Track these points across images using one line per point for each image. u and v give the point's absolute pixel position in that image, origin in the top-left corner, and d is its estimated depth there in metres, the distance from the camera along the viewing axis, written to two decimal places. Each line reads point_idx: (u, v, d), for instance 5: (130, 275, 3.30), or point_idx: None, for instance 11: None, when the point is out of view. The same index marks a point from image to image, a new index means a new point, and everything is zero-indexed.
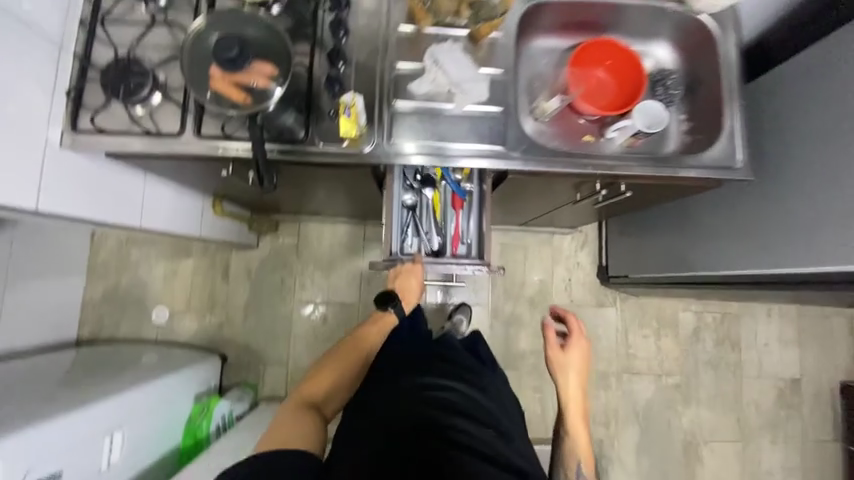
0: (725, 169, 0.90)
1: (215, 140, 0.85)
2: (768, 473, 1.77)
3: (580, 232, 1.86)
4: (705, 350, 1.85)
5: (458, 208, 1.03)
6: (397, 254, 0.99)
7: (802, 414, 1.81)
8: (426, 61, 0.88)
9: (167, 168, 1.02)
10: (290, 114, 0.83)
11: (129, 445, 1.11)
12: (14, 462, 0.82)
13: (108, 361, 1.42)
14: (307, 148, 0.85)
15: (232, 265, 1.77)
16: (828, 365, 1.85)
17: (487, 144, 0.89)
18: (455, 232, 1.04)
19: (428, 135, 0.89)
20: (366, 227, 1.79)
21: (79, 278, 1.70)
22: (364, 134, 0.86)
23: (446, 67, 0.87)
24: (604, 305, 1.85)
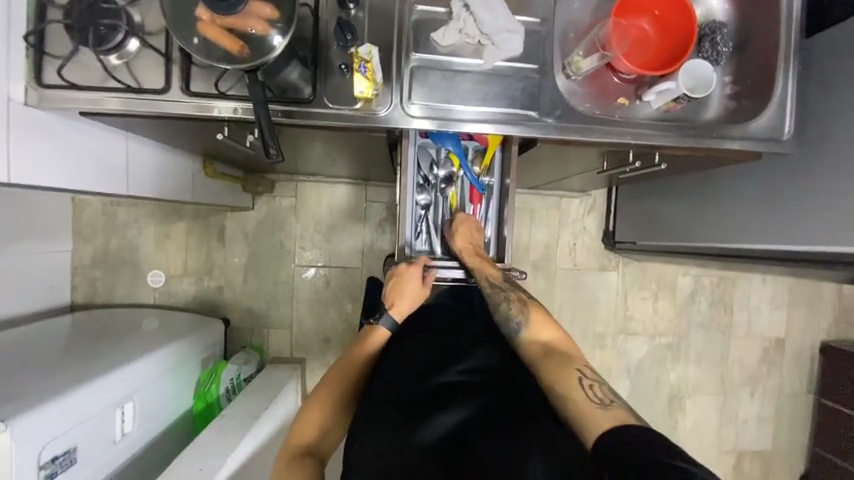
0: (770, 141, 0.87)
1: (207, 99, 0.74)
2: (742, 422, 1.92)
3: (589, 196, 1.81)
4: (699, 312, 1.90)
5: (477, 204, 1.03)
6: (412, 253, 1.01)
7: (780, 370, 1.93)
8: (454, 6, 0.75)
9: (150, 127, 0.90)
10: (294, 67, 0.72)
11: (140, 414, 1.12)
12: (27, 441, 0.81)
13: (107, 328, 1.39)
14: (312, 110, 0.75)
15: (227, 227, 1.68)
16: (812, 326, 1.94)
17: (510, 108, 0.80)
18: None
19: (446, 94, 0.78)
20: (367, 187, 1.70)
21: (64, 241, 1.61)
22: (379, 93, 0.76)
23: (477, 12, 0.74)
24: (606, 269, 1.85)
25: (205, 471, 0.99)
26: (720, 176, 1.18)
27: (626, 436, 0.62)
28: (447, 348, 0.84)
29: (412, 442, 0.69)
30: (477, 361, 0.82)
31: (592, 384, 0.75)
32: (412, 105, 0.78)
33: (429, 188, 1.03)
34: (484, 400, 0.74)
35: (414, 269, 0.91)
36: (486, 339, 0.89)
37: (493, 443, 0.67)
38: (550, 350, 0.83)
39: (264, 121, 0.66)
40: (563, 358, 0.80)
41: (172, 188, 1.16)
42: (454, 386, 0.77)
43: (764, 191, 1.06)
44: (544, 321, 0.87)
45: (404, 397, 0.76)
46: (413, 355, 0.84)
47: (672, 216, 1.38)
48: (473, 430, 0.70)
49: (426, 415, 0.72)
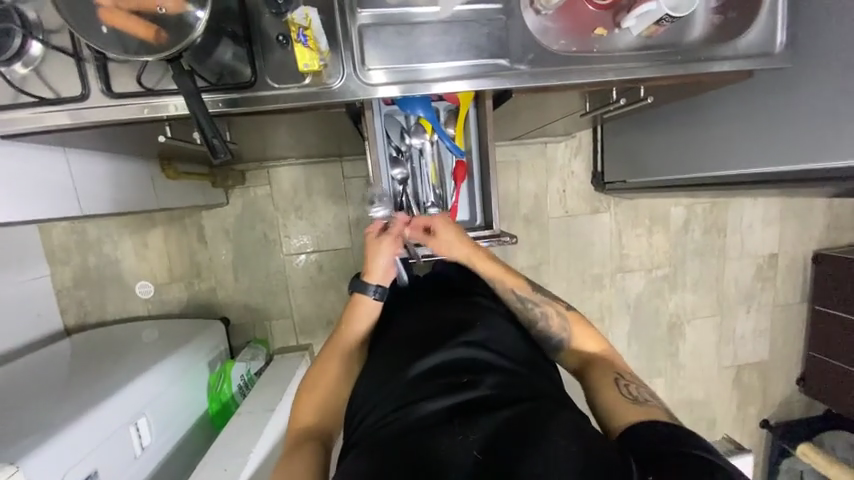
0: (761, 57, 0.81)
1: (136, 98, 0.65)
2: (740, 337, 2.01)
3: (574, 138, 1.75)
4: (693, 240, 1.90)
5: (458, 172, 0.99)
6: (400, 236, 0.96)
7: (774, 284, 1.98)
8: None
9: (87, 136, 0.81)
10: (225, 46, 0.64)
11: (155, 426, 1.12)
12: (45, 476, 0.81)
13: (106, 347, 1.37)
14: (258, 94, 0.66)
15: (206, 226, 1.62)
16: (803, 237, 1.96)
17: (477, 60, 0.72)
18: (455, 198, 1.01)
19: (403, 53, 0.70)
20: (343, 163, 1.62)
21: (39, 266, 1.55)
22: (328, 63, 0.68)
23: None
24: (598, 211, 1.82)
25: (230, 471, 1.01)
26: (708, 100, 1.12)
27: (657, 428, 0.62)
28: (448, 322, 0.79)
29: (408, 424, 0.63)
30: (481, 334, 0.76)
31: (631, 387, 0.76)
32: (369, 71, 0.69)
33: (405, 158, 0.97)
34: (491, 378, 0.69)
35: (370, 234, 0.92)
36: (493, 312, 0.84)
37: (504, 420, 0.61)
38: (595, 362, 0.85)
39: (201, 117, 0.57)
40: (605, 366, 0.83)
41: (132, 197, 1.08)
42: (458, 362, 0.72)
43: (755, 111, 1.00)
44: (586, 331, 0.90)
45: (403, 380, 0.71)
46: (412, 337, 0.79)
47: (661, 147, 1.32)
48: (481, 409, 0.64)
49: (427, 395, 0.67)
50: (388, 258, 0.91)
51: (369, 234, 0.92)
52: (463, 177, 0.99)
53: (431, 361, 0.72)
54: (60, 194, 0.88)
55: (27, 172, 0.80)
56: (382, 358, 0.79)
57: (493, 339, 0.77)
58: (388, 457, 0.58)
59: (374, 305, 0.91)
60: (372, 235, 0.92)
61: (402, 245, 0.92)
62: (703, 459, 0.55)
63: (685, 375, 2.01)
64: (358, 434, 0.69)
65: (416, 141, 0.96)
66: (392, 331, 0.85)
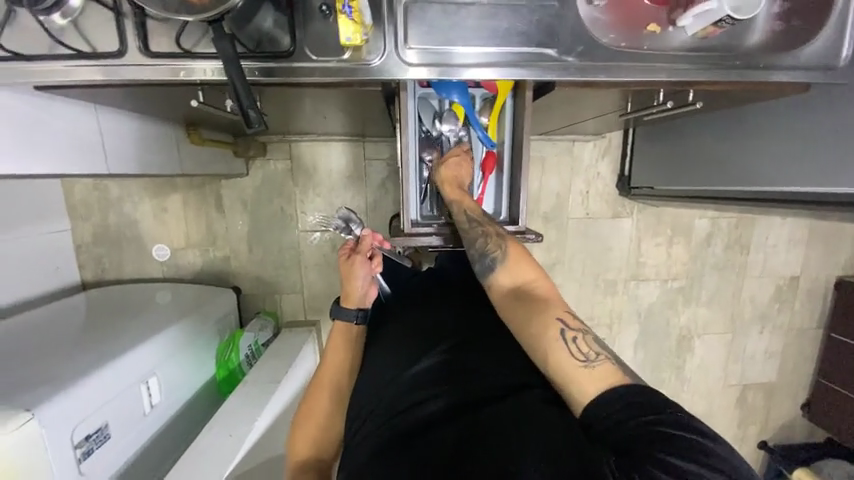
0: (825, 70, 0.76)
1: (172, 60, 0.64)
2: (750, 357, 1.97)
3: (604, 138, 1.70)
4: (714, 254, 1.85)
5: (487, 164, 0.97)
6: (417, 223, 0.98)
7: (792, 307, 1.93)
8: None
9: (118, 94, 0.80)
10: (268, 13, 0.61)
11: (164, 386, 1.15)
12: (58, 425, 0.84)
13: (120, 306, 1.40)
14: (294, 65, 0.65)
15: (224, 195, 1.62)
16: (829, 262, 1.90)
17: (522, 47, 0.68)
18: (481, 190, 0.99)
19: (447, 35, 0.67)
20: (365, 143, 1.60)
21: (61, 221, 1.57)
22: (369, 39, 0.65)
23: None
24: (620, 216, 1.78)
25: (235, 437, 1.03)
26: (756, 109, 1.07)
27: (617, 400, 0.55)
28: (435, 330, 0.80)
29: (394, 431, 0.65)
30: (465, 338, 0.76)
31: (573, 334, 0.65)
32: (409, 50, 0.67)
33: (435, 144, 0.99)
34: (471, 381, 0.68)
35: (342, 261, 0.94)
36: (483, 313, 0.83)
37: (480, 424, 0.59)
38: (522, 292, 0.76)
39: (239, 84, 0.56)
40: (541, 306, 0.71)
41: (157, 161, 1.09)
42: (441, 369, 0.72)
43: (803, 127, 0.95)
44: (523, 262, 0.80)
45: (395, 389, 0.73)
46: (407, 341, 0.81)
47: (696, 155, 1.27)
48: (462, 410, 0.63)
49: (413, 403, 0.68)
50: (363, 279, 0.93)
51: (341, 261, 0.95)
52: (491, 168, 0.97)
53: (417, 368, 0.73)
54: (89, 152, 0.89)
55: (57, 126, 0.80)
56: (381, 362, 0.81)
57: (474, 337, 0.75)
58: (378, 466, 0.61)
59: (354, 327, 0.94)
60: (343, 261, 0.94)
61: (375, 264, 0.95)
62: (671, 440, 0.49)
63: (688, 389, 1.99)
64: (351, 445, 0.71)
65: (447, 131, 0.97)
66: (389, 335, 0.87)
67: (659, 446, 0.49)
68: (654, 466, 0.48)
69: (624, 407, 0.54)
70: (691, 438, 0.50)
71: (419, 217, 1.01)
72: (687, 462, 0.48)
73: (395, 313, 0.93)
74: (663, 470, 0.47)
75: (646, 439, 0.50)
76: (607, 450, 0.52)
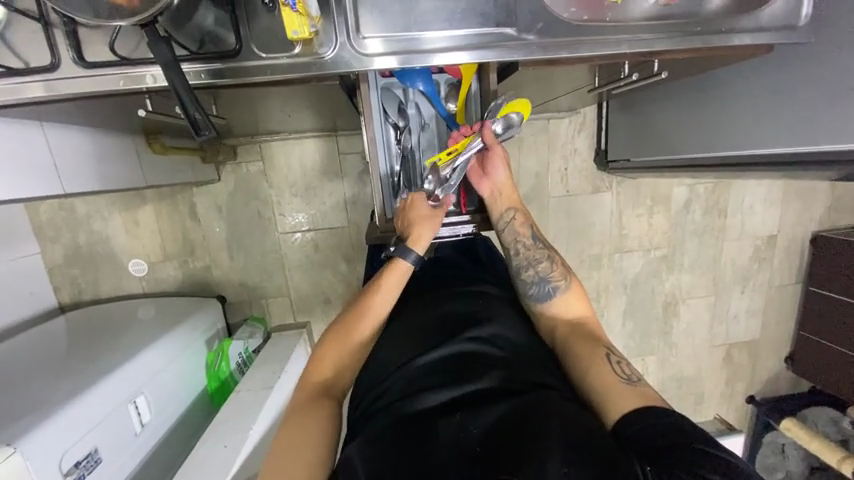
0: (786, 31, 0.76)
1: (112, 68, 0.60)
2: (733, 317, 2.03)
3: (579, 113, 1.69)
4: (694, 220, 1.88)
5: None
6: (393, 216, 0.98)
7: (771, 265, 1.99)
8: None
9: (63, 107, 0.75)
10: (208, 10, 0.59)
11: (154, 404, 1.13)
12: (42, 457, 0.81)
13: (101, 326, 1.36)
14: (242, 64, 0.61)
15: (198, 203, 1.57)
16: (804, 219, 1.95)
17: (481, 28, 0.66)
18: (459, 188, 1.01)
19: (402, 21, 0.64)
20: (338, 138, 1.56)
21: (29, 244, 1.51)
22: (319, 31, 0.62)
23: None
24: (600, 190, 1.79)
25: (231, 449, 1.02)
26: (724, 75, 1.07)
27: (657, 415, 0.56)
28: (452, 321, 0.78)
29: (405, 411, 0.64)
30: (489, 329, 0.75)
31: (622, 364, 0.69)
32: (364, 40, 0.64)
33: (404, 134, 0.97)
34: (493, 373, 0.67)
35: (424, 201, 0.89)
36: (497, 304, 0.84)
37: (503, 417, 0.59)
38: (579, 327, 0.80)
39: (182, 89, 0.52)
40: (598, 338, 0.76)
41: (118, 175, 1.04)
42: (462, 357, 0.70)
43: (777, 86, 0.95)
44: (579, 296, 0.85)
45: (408, 374, 0.70)
46: (418, 333, 0.79)
47: (670, 125, 1.27)
48: (480, 401, 0.63)
49: (426, 388, 0.66)
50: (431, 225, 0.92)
51: (421, 202, 0.89)
52: None
53: (435, 355, 0.71)
54: (42, 171, 0.84)
55: None
56: (386, 352, 0.79)
57: (496, 330, 0.75)
58: (389, 444, 0.59)
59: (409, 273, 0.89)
60: (426, 202, 0.90)
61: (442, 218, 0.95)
62: (700, 453, 0.50)
63: (676, 353, 2.05)
64: (358, 426, 0.70)
65: (503, 131, 0.84)
66: (393, 326, 0.84)
67: (697, 459, 0.50)
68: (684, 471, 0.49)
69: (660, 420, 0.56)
70: (723, 456, 0.50)
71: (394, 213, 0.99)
72: (711, 473, 0.48)
73: (398, 307, 0.90)
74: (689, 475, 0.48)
75: (679, 449, 0.51)
76: (637, 453, 0.53)
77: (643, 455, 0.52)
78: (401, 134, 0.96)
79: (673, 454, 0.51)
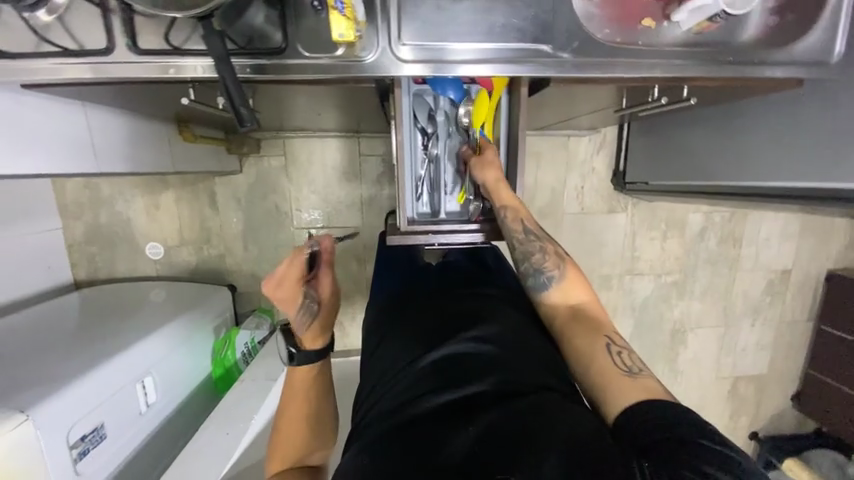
0: (818, 66, 0.76)
1: (162, 57, 0.62)
2: (742, 349, 2.00)
3: (599, 133, 1.70)
4: (707, 248, 1.87)
5: None
6: (414, 219, 0.99)
7: (783, 299, 1.96)
8: None
9: (106, 89, 0.78)
10: (258, 9, 0.60)
11: (160, 385, 1.15)
12: (51, 428, 0.83)
13: (114, 305, 1.38)
14: (286, 61, 0.64)
15: (218, 192, 1.61)
16: (820, 255, 1.92)
17: (519, 43, 0.68)
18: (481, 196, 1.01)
19: (442, 31, 0.66)
20: (359, 139, 1.59)
21: (52, 220, 1.55)
22: (363, 35, 0.65)
23: None
24: (614, 211, 1.79)
25: (233, 436, 1.04)
26: (749, 105, 1.07)
27: (654, 409, 0.56)
28: (454, 319, 0.77)
29: (407, 414, 0.64)
30: (488, 328, 0.75)
31: (622, 354, 0.68)
32: (403, 46, 0.66)
33: (431, 140, 0.99)
34: (493, 376, 0.67)
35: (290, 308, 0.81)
36: (502, 304, 0.84)
37: (504, 417, 0.59)
38: (578, 314, 0.78)
39: (230, 81, 0.55)
40: (594, 325, 0.75)
41: (149, 159, 1.07)
42: (462, 357, 0.70)
43: (798, 120, 0.95)
44: (578, 281, 0.83)
45: (409, 375, 0.70)
46: (423, 327, 0.79)
47: (692, 151, 1.27)
48: (482, 405, 0.63)
49: (427, 389, 0.66)
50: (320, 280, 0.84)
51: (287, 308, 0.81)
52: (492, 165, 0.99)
53: (432, 356, 0.71)
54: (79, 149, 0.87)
55: (44, 125, 0.78)
56: (389, 350, 0.79)
57: (498, 330, 0.75)
58: (389, 448, 0.60)
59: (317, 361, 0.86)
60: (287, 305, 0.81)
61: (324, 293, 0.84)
62: (701, 448, 0.50)
63: (680, 382, 2.02)
64: (359, 428, 0.71)
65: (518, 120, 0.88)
66: (399, 323, 0.84)
67: (695, 454, 0.50)
68: (686, 468, 0.49)
69: (656, 417, 0.55)
70: (724, 452, 0.51)
71: (415, 215, 1.00)
72: (713, 467, 0.49)
73: (406, 302, 0.89)
74: (691, 471, 0.49)
75: (678, 443, 0.51)
76: (636, 451, 0.52)
77: (642, 450, 0.52)
78: (428, 141, 0.99)
79: (672, 449, 0.51)
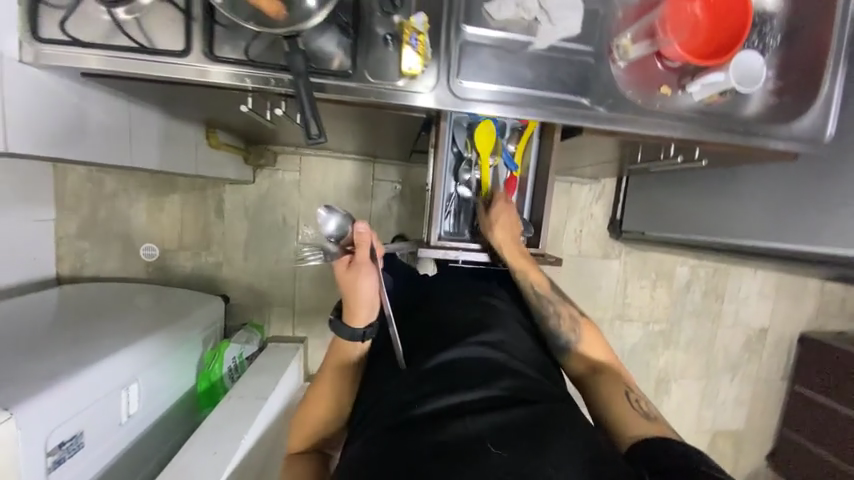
0: (810, 143, 0.86)
1: (233, 66, 0.66)
2: (721, 403, 2.05)
3: (599, 183, 1.81)
4: (692, 301, 1.96)
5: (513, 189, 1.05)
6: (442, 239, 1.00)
7: (760, 357, 2.04)
8: None
9: (156, 87, 0.80)
10: (333, 38, 0.65)
11: (145, 394, 1.08)
12: (31, 431, 0.77)
13: (101, 305, 1.32)
14: (352, 85, 0.68)
15: (226, 200, 1.60)
16: (794, 317, 2.03)
17: (561, 92, 0.76)
18: None
19: (496, 76, 0.73)
20: (375, 164, 1.63)
21: (46, 211, 1.50)
22: (426, 71, 0.70)
23: None
24: (609, 257, 1.87)
25: (220, 455, 0.98)
26: (741, 172, 1.18)
27: (669, 444, 0.60)
28: (462, 324, 0.77)
29: (415, 412, 0.62)
30: (495, 336, 0.75)
31: (640, 402, 0.73)
32: (461, 85, 0.72)
33: (467, 164, 1.02)
34: (504, 378, 0.66)
35: (345, 274, 0.74)
36: (506, 312, 0.84)
37: (517, 420, 0.58)
38: (598, 369, 0.81)
39: (306, 99, 0.58)
40: (611, 375, 0.79)
41: (175, 160, 1.08)
42: (471, 360, 0.69)
43: (787, 188, 1.06)
44: (595, 338, 0.85)
45: (415, 373, 0.68)
46: (433, 333, 0.77)
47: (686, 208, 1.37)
48: (493, 404, 0.61)
49: (436, 388, 0.65)
50: (376, 280, 0.75)
51: (342, 275, 0.74)
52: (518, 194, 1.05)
53: (440, 356, 0.70)
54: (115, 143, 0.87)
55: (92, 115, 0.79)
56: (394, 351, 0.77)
57: (505, 340, 0.75)
58: (397, 446, 0.57)
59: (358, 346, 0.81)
60: (341, 268, 0.75)
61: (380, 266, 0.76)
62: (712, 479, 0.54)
63: None
64: (358, 428, 0.68)
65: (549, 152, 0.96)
66: (408, 324, 0.83)
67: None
68: None
69: (671, 451, 0.58)
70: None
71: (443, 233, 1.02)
72: None
73: (421, 303, 0.88)
74: None
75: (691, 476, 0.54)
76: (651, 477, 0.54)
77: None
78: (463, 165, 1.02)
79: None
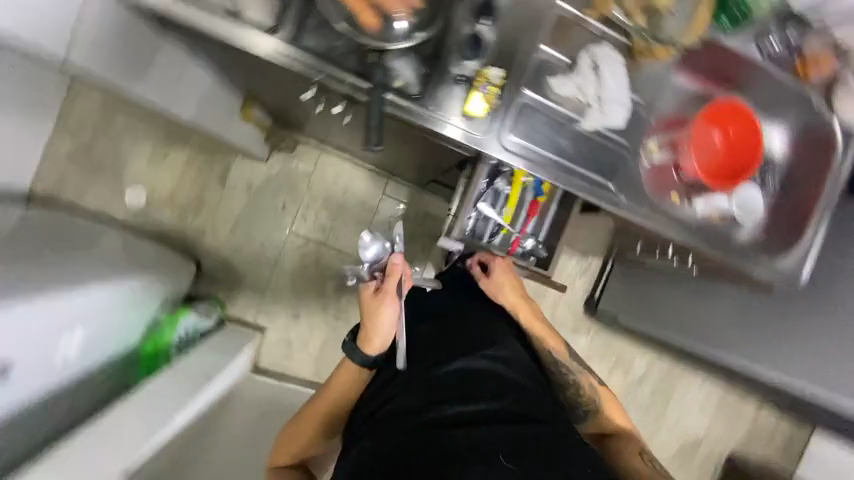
0: (785, 282, 0.96)
1: (312, 57, 0.69)
2: None
3: None
4: (641, 395, 2.02)
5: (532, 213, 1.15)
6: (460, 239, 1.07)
7: (690, 467, 2.10)
8: (584, 61, 0.82)
9: (220, 51, 0.83)
10: (409, 65, 0.72)
11: (86, 342, 1.00)
12: None
13: (69, 237, 1.24)
14: (413, 109, 0.73)
15: (232, 170, 1.57)
16: (728, 437, 2.12)
17: (590, 171, 0.83)
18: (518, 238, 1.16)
19: (537, 141, 0.80)
20: (389, 180, 1.64)
21: (44, 126, 1.44)
22: (481, 117, 0.76)
23: (603, 78, 0.81)
24: (577, 331, 1.93)
25: None
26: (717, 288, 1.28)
27: None
28: (474, 335, 0.87)
29: (432, 416, 0.73)
30: (500, 352, 0.85)
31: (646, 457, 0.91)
32: (508, 139, 0.78)
33: (501, 178, 1.09)
34: (508, 395, 0.78)
35: (370, 302, 0.87)
36: (511, 332, 0.95)
37: (521, 433, 0.71)
38: (605, 426, 0.96)
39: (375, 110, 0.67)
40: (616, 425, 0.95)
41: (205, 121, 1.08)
42: (477, 372, 0.80)
43: None
44: (612, 402, 1.00)
45: (430, 379, 0.79)
46: (444, 340, 0.86)
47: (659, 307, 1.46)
48: (498, 417, 0.73)
49: (450, 397, 0.76)
50: (395, 312, 0.87)
51: (369, 302, 0.87)
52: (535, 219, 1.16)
53: (453, 366, 0.80)
54: None
55: None
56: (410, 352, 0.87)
57: (510, 358, 0.86)
58: (416, 446, 0.69)
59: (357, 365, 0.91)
60: (367, 296, 0.88)
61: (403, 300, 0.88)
62: None
63: None
64: (367, 427, 0.79)
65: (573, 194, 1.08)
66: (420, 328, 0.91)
67: None
68: None
69: None
70: None
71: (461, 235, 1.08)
72: None
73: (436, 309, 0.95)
74: None
75: None
76: None
77: None
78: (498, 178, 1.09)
79: None
